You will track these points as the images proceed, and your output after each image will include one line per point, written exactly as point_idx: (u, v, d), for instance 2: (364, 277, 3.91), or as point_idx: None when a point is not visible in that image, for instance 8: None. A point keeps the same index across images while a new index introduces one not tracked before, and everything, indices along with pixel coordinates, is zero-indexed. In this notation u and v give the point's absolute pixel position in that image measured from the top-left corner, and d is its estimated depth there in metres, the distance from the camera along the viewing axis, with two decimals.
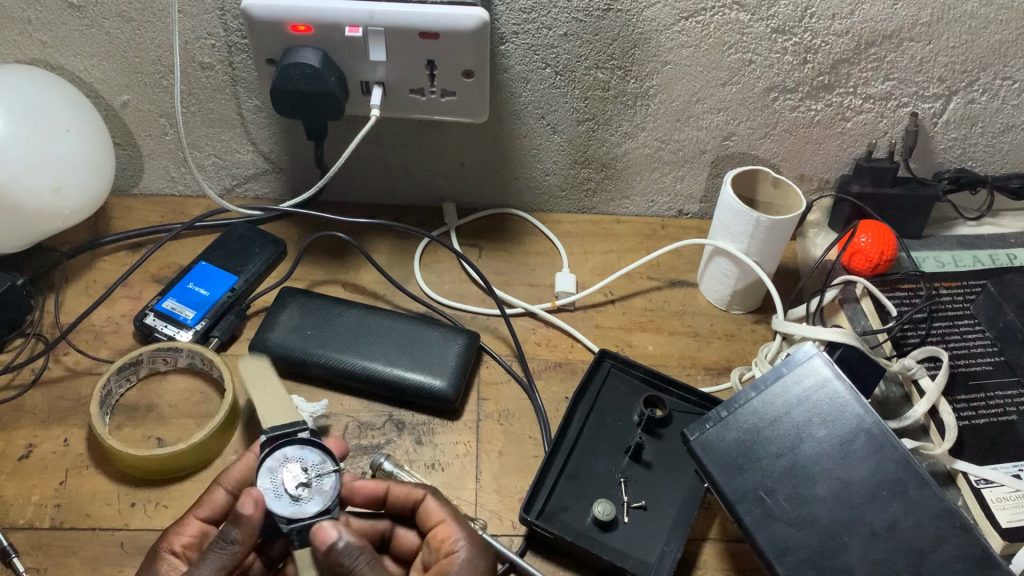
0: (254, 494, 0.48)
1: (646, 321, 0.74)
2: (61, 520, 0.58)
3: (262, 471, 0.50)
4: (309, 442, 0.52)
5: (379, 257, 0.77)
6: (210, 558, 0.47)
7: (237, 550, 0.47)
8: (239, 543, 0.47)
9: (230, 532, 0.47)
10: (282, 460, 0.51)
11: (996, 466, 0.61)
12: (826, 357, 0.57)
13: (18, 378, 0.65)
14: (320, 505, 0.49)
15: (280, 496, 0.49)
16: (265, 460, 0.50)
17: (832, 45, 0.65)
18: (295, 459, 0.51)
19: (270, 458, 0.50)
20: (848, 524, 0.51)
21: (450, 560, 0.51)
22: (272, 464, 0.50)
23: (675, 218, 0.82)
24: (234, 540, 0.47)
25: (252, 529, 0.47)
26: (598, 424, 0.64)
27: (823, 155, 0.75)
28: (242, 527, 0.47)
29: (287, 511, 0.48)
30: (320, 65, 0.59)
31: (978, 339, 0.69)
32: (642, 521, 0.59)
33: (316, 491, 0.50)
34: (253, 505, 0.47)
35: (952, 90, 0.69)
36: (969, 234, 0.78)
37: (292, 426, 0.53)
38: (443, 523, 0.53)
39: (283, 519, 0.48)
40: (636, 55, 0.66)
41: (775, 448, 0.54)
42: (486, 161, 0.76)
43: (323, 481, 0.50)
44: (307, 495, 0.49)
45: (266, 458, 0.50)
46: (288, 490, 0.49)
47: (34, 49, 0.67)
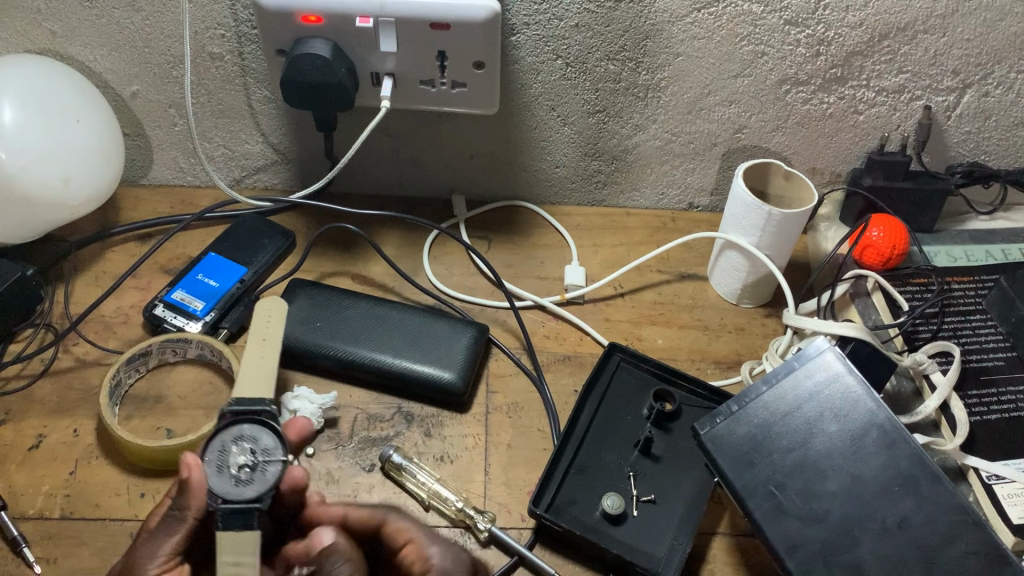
0: (194, 463, 0.48)
1: (655, 314, 0.74)
2: (70, 510, 0.58)
3: (210, 443, 0.46)
4: (267, 425, 0.47)
5: (387, 249, 0.76)
6: (166, 529, 0.48)
7: (186, 518, 0.48)
8: (186, 510, 0.48)
9: (180, 499, 0.48)
10: (233, 438, 0.47)
11: (1007, 462, 0.61)
12: (838, 352, 0.56)
13: (28, 368, 0.65)
14: (256, 491, 0.45)
15: (221, 472, 0.46)
16: (217, 434, 0.47)
17: (846, 37, 0.65)
18: (246, 440, 0.47)
19: (224, 433, 0.47)
20: (859, 519, 0.51)
21: None
22: (222, 439, 0.47)
23: (685, 211, 0.82)
24: (183, 508, 0.48)
25: (199, 498, 0.48)
26: (608, 417, 0.64)
27: (836, 149, 0.74)
28: (189, 496, 0.48)
29: (225, 488, 0.45)
30: (330, 56, 0.59)
31: (990, 334, 0.68)
32: (652, 514, 0.59)
33: (259, 475, 0.46)
34: (187, 469, 0.48)
35: (966, 83, 0.68)
36: (982, 228, 0.78)
37: (256, 405, 0.48)
38: (412, 544, 0.52)
39: (215, 496, 0.45)
40: (647, 47, 0.66)
41: (786, 442, 0.54)
42: (495, 153, 0.76)
43: (269, 467, 0.46)
44: (248, 478, 0.46)
45: (219, 432, 0.47)
46: (231, 466, 0.46)
47: (45, 39, 0.67)
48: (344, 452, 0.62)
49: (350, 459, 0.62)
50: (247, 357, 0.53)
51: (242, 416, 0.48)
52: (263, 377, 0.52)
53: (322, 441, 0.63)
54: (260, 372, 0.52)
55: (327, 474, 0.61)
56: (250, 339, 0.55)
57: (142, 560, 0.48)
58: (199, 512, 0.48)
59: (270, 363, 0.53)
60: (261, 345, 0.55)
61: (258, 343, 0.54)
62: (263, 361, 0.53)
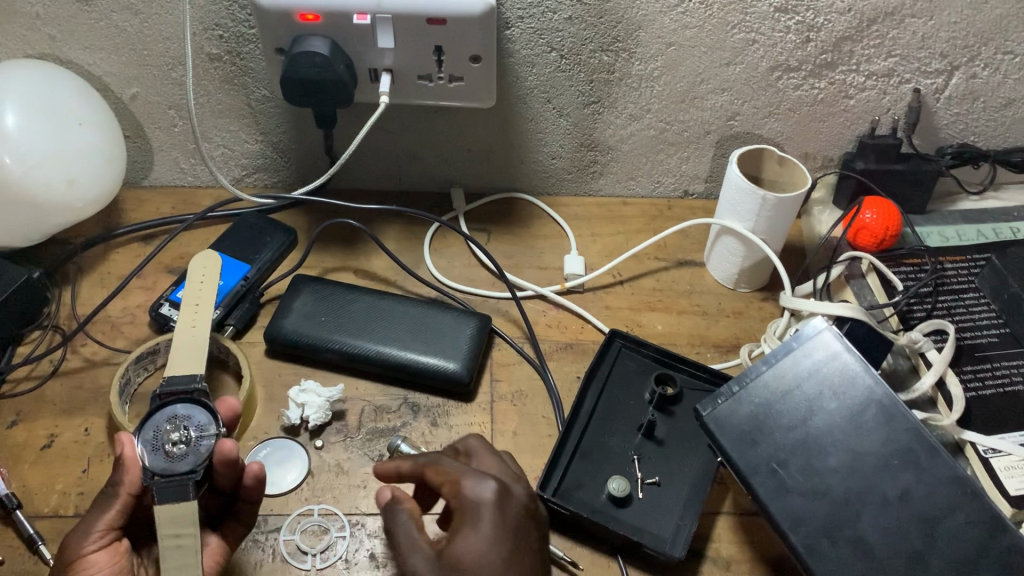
0: (129, 440, 0.51)
1: (655, 300, 0.75)
2: (86, 507, 0.59)
3: (147, 423, 0.51)
4: (198, 404, 0.53)
5: (388, 244, 0.77)
6: (100, 507, 0.50)
7: (119, 495, 0.50)
8: (119, 487, 0.50)
9: (115, 476, 0.50)
10: (168, 417, 0.52)
11: (1003, 435, 0.62)
12: (835, 331, 0.57)
13: (38, 369, 0.66)
14: (189, 464, 0.50)
15: (156, 450, 0.50)
16: (152, 416, 0.52)
17: (835, 23, 0.66)
18: (181, 420, 0.52)
19: (157, 415, 0.52)
20: (860, 493, 0.52)
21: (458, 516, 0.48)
22: (158, 420, 0.52)
23: (681, 199, 0.83)
24: (116, 484, 0.50)
25: (132, 474, 0.50)
26: (611, 402, 0.65)
27: (827, 133, 0.76)
28: (123, 473, 0.50)
29: (158, 465, 0.50)
30: (329, 53, 0.60)
31: (983, 311, 0.69)
32: (657, 496, 0.60)
33: (193, 449, 0.51)
34: (123, 447, 0.50)
35: (954, 65, 0.69)
36: (973, 208, 0.79)
37: (187, 385, 0.54)
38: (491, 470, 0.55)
39: (149, 471, 0.49)
40: (640, 37, 0.67)
41: (787, 421, 0.55)
42: (493, 146, 0.77)
43: (202, 442, 0.51)
44: (181, 453, 0.50)
45: (155, 414, 0.52)
46: (166, 444, 0.51)
47: (44, 44, 0.67)
48: (352, 443, 0.63)
49: (359, 450, 0.63)
50: (178, 328, 0.57)
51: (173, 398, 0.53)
52: (194, 351, 0.56)
53: (330, 433, 0.64)
54: (194, 343, 0.57)
55: (337, 466, 0.62)
56: (183, 305, 0.59)
57: (77, 539, 0.49)
58: (133, 488, 0.50)
59: (201, 330, 0.57)
60: (193, 312, 0.58)
61: (191, 310, 0.58)
62: (196, 332, 0.57)
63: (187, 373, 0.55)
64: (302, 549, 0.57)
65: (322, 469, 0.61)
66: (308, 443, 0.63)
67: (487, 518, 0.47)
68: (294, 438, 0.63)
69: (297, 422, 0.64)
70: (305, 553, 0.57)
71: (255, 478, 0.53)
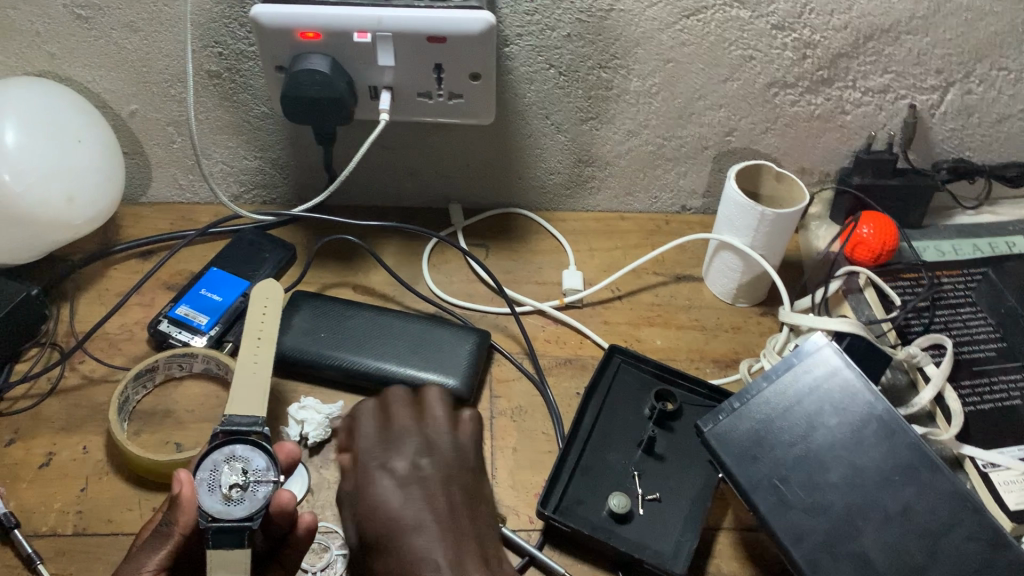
0: (186, 478, 0.48)
1: (654, 315, 0.75)
2: (84, 526, 0.58)
3: (203, 462, 0.48)
4: (260, 446, 0.49)
5: (387, 259, 0.77)
6: (154, 546, 0.48)
7: (172, 533, 0.48)
8: (172, 525, 0.48)
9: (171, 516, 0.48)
10: (227, 456, 0.49)
11: (1002, 450, 0.62)
12: (835, 347, 0.58)
13: (35, 388, 0.66)
14: (246, 511, 0.46)
15: (212, 491, 0.47)
16: (210, 454, 0.48)
17: (831, 40, 0.67)
18: (240, 459, 0.49)
19: (216, 454, 0.48)
20: (861, 508, 0.52)
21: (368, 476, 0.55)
22: (216, 458, 0.48)
23: (678, 214, 0.83)
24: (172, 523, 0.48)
25: (188, 514, 0.47)
26: (611, 418, 0.65)
27: (823, 149, 0.76)
28: (179, 512, 0.47)
29: (214, 507, 0.46)
30: (329, 71, 0.60)
31: (980, 326, 0.70)
32: (657, 512, 0.60)
33: (250, 494, 0.47)
34: (178, 485, 0.47)
35: (949, 81, 0.70)
36: (969, 222, 0.80)
37: (248, 426, 0.51)
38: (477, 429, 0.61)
39: (205, 515, 0.46)
40: (637, 54, 0.67)
41: (787, 436, 0.55)
42: (490, 162, 0.77)
43: (259, 487, 0.47)
44: (239, 497, 0.47)
45: (213, 451, 0.49)
46: (223, 485, 0.47)
47: (43, 61, 0.67)
48: None
49: None
50: (241, 364, 0.55)
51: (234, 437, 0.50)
52: (256, 392, 0.54)
53: (330, 451, 0.63)
54: (255, 380, 0.54)
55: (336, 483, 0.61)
56: (245, 337, 0.57)
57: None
58: (187, 528, 0.48)
59: (262, 368, 0.55)
60: (255, 346, 0.57)
61: (253, 344, 0.56)
62: (258, 368, 0.55)
63: (248, 414, 0.52)
64: (302, 568, 0.57)
65: (322, 487, 0.61)
66: (307, 461, 0.63)
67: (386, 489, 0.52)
68: None
69: (297, 439, 0.63)
70: (306, 572, 0.57)
71: (307, 529, 0.53)
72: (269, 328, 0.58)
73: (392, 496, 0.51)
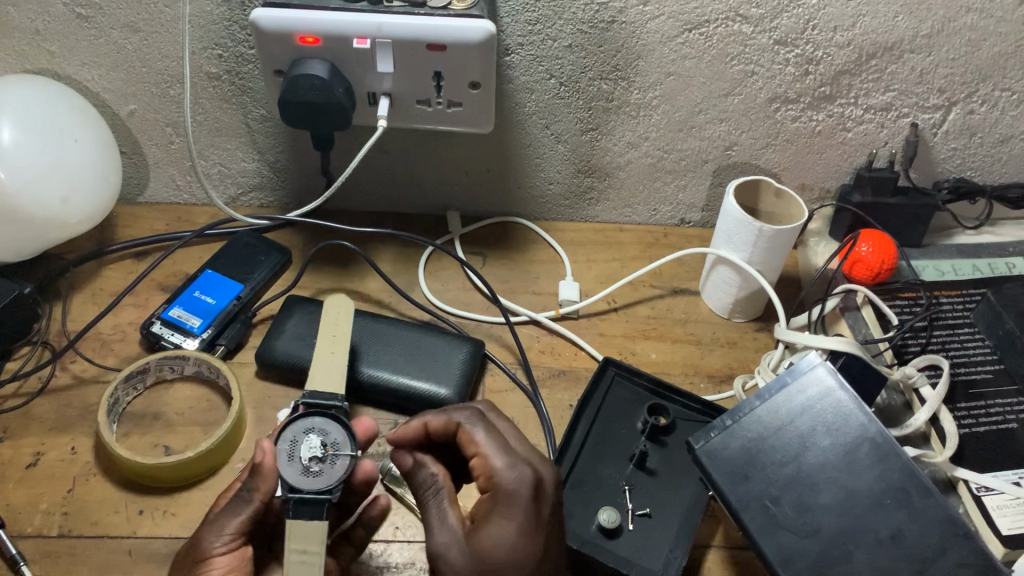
0: (268, 447, 0.49)
1: (649, 328, 0.74)
2: (70, 528, 0.58)
3: (284, 432, 0.49)
4: (338, 421, 0.50)
5: (383, 265, 0.77)
6: (232, 509, 0.50)
7: (253, 499, 0.50)
8: (254, 491, 0.50)
9: (251, 482, 0.50)
10: (307, 428, 0.50)
11: (997, 473, 0.62)
12: (829, 367, 0.57)
13: (26, 387, 0.66)
14: (326, 483, 0.48)
15: (292, 461, 0.48)
16: (291, 425, 0.49)
17: (833, 57, 0.66)
18: (320, 432, 0.50)
19: (297, 425, 0.49)
20: (853, 531, 0.51)
21: (490, 499, 0.49)
22: (295, 429, 0.49)
23: (677, 227, 0.83)
24: (251, 488, 0.50)
25: (269, 480, 0.49)
26: (603, 432, 0.65)
27: (824, 166, 0.76)
28: (260, 476, 0.49)
29: (294, 478, 0.47)
30: (327, 77, 0.60)
31: (977, 347, 0.69)
32: (647, 528, 0.59)
33: (329, 467, 0.48)
34: (262, 454, 0.49)
35: (951, 101, 0.69)
36: (969, 243, 0.79)
37: (329, 403, 0.52)
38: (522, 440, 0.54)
39: (286, 484, 0.47)
40: (639, 66, 0.67)
41: (779, 456, 0.54)
42: (489, 171, 0.77)
43: (338, 460, 0.48)
44: (317, 469, 0.48)
45: (294, 422, 0.49)
46: (303, 457, 0.48)
47: (42, 59, 0.67)
48: None
49: None
50: (320, 353, 0.56)
51: (315, 411, 0.51)
52: (336, 373, 0.54)
53: None
54: (334, 366, 0.55)
55: None
56: (322, 333, 0.57)
57: (208, 537, 0.49)
58: (266, 494, 0.50)
59: (341, 357, 0.56)
60: (332, 339, 0.57)
61: (330, 338, 0.57)
62: (338, 357, 0.56)
63: (329, 394, 0.53)
64: None
65: None
66: None
67: (509, 507, 0.48)
68: None
69: None
70: None
71: (381, 509, 0.58)
72: (345, 325, 0.59)
73: (509, 547, 0.47)
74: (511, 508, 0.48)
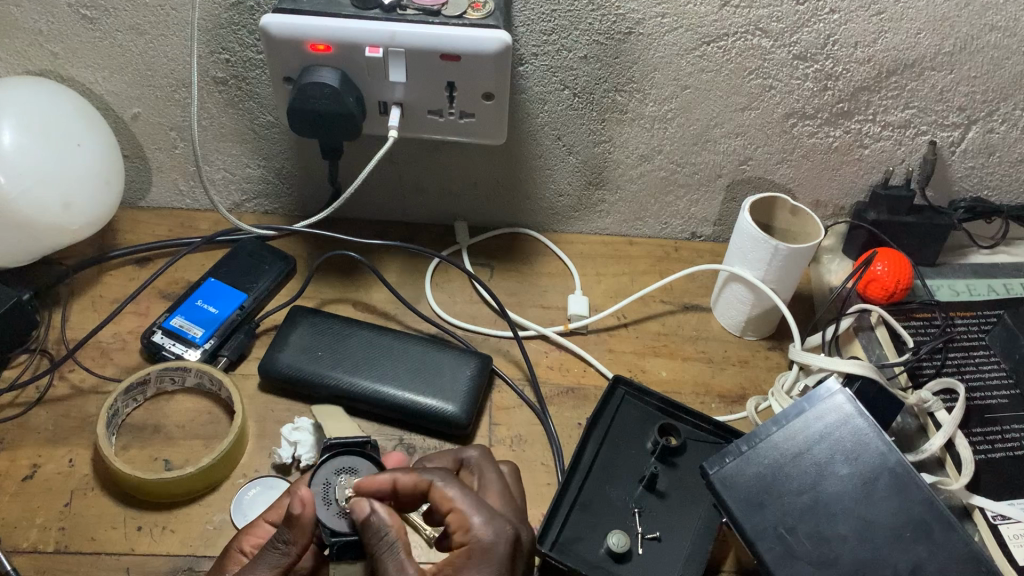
0: (305, 496, 0.47)
1: (659, 345, 0.73)
2: (66, 544, 0.56)
3: (316, 476, 0.51)
4: (364, 456, 0.53)
5: (389, 276, 0.76)
6: (263, 562, 0.47)
7: (291, 553, 0.47)
8: (292, 544, 0.47)
9: (286, 532, 0.48)
10: (336, 470, 0.52)
11: (1013, 501, 0.61)
12: (848, 394, 0.56)
13: (23, 396, 0.64)
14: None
15: (328, 504, 0.50)
16: (322, 467, 0.52)
17: (853, 73, 0.65)
18: (351, 472, 0.52)
19: (327, 466, 0.52)
20: (871, 564, 0.50)
21: (463, 552, 0.47)
22: (326, 473, 0.51)
23: (688, 241, 0.81)
24: (287, 541, 0.47)
25: (305, 534, 0.47)
26: (612, 452, 0.63)
27: (839, 182, 0.74)
28: (295, 529, 0.47)
29: (333, 523, 0.49)
30: (338, 85, 0.58)
31: (993, 370, 0.68)
32: (657, 552, 0.58)
33: None
34: (302, 506, 0.47)
35: (971, 119, 0.68)
36: (984, 262, 0.78)
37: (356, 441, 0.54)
38: (495, 496, 0.52)
39: (327, 530, 0.48)
40: (654, 78, 0.66)
41: (796, 484, 0.53)
42: (499, 181, 0.75)
43: None
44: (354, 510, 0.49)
45: (323, 466, 0.52)
46: (338, 499, 0.50)
47: (46, 60, 0.65)
48: None
49: None
50: None
51: (342, 450, 0.53)
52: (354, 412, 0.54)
53: None
54: None
55: None
56: None
57: None
58: (300, 549, 0.47)
59: None
60: None
61: None
62: None
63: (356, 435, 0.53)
64: None
65: None
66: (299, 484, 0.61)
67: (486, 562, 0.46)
68: (284, 477, 0.61)
69: (290, 460, 0.62)
70: None
71: None
72: None
73: None
74: (486, 562, 0.46)
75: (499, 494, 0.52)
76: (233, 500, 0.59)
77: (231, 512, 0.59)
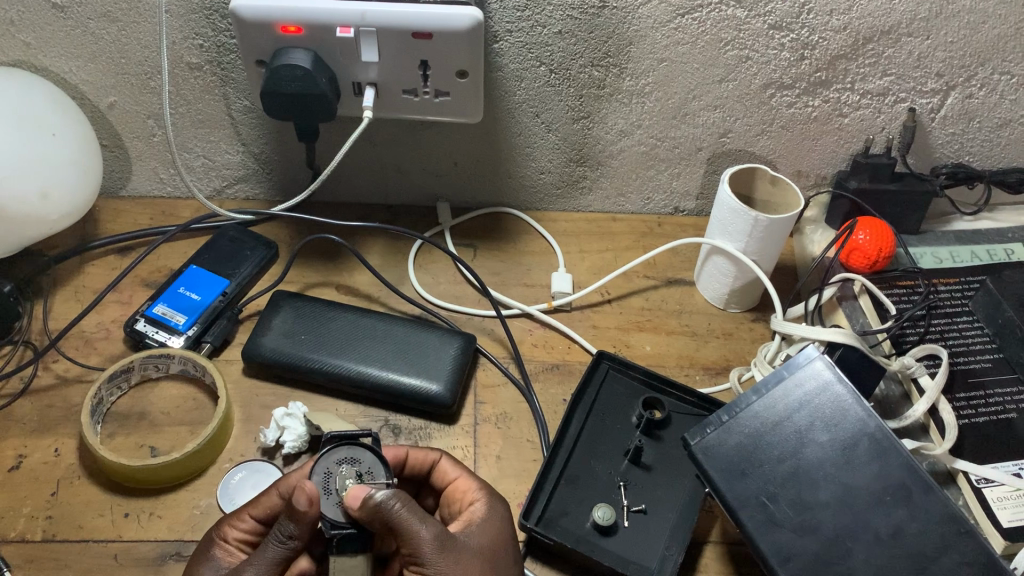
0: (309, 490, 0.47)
1: (643, 320, 0.73)
2: (54, 532, 0.57)
3: (317, 467, 0.49)
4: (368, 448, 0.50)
5: (372, 258, 0.76)
6: (265, 556, 0.47)
7: (293, 547, 0.47)
8: (296, 538, 0.47)
9: (287, 526, 0.47)
10: (339, 460, 0.50)
11: (995, 464, 0.61)
12: (827, 360, 0.56)
13: (7, 387, 0.64)
14: None
15: (329, 494, 0.48)
16: (323, 459, 0.50)
17: (829, 41, 0.65)
18: (353, 462, 0.50)
19: (328, 457, 0.50)
20: (851, 529, 0.50)
21: (472, 509, 0.53)
22: (328, 464, 0.49)
23: (671, 216, 0.81)
24: (288, 535, 0.47)
25: (306, 528, 0.47)
26: (597, 426, 0.64)
27: (820, 151, 0.74)
28: (294, 524, 0.47)
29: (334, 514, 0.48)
30: (311, 66, 0.58)
31: (977, 336, 0.68)
32: (642, 525, 0.58)
33: None
34: (307, 502, 0.46)
35: (950, 85, 0.68)
36: (967, 228, 0.78)
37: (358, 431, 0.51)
38: (461, 480, 0.56)
39: (326, 522, 0.47)
40: (631, 52, 0.66)
41: (777, 452, 0.53)
42: (480, 161, 0.75)
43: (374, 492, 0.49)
44: None
45: (324, 458, 0.50)
46: (339, 489, 0.49)
47: (18, 50, 0.65)
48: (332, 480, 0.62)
49: None
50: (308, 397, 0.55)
51: (347, 440, 0.51)
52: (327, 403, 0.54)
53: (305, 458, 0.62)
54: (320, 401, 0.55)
55: None
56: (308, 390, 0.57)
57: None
58: (299, 543, 0.47)
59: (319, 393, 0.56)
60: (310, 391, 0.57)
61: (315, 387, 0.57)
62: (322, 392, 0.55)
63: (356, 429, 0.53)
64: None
65: None
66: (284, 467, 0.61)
67: (493, 517, 0.53)
68: (271, 461, 0.61)
69: (273, 443, 0.62)
70: None
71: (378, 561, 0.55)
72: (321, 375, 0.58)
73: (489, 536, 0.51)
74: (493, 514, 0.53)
75: (465, 475, 0.56)
76: (220, 485, 0.60)
77: (218, 497, 0.59)
